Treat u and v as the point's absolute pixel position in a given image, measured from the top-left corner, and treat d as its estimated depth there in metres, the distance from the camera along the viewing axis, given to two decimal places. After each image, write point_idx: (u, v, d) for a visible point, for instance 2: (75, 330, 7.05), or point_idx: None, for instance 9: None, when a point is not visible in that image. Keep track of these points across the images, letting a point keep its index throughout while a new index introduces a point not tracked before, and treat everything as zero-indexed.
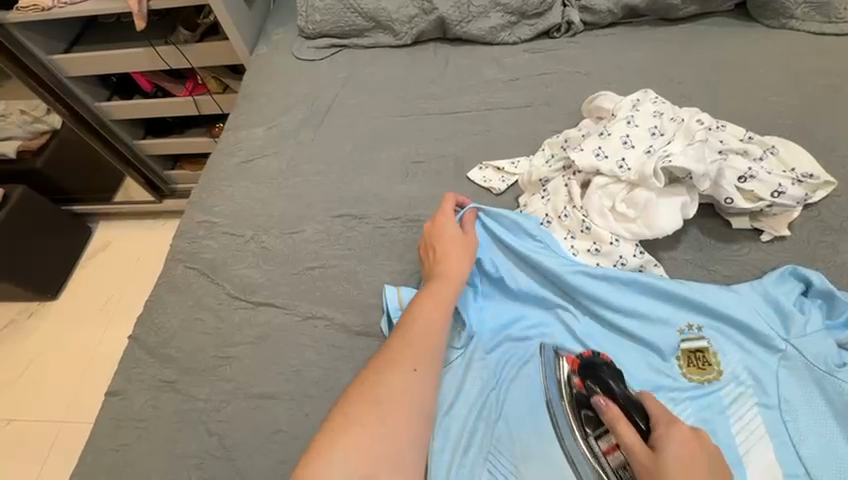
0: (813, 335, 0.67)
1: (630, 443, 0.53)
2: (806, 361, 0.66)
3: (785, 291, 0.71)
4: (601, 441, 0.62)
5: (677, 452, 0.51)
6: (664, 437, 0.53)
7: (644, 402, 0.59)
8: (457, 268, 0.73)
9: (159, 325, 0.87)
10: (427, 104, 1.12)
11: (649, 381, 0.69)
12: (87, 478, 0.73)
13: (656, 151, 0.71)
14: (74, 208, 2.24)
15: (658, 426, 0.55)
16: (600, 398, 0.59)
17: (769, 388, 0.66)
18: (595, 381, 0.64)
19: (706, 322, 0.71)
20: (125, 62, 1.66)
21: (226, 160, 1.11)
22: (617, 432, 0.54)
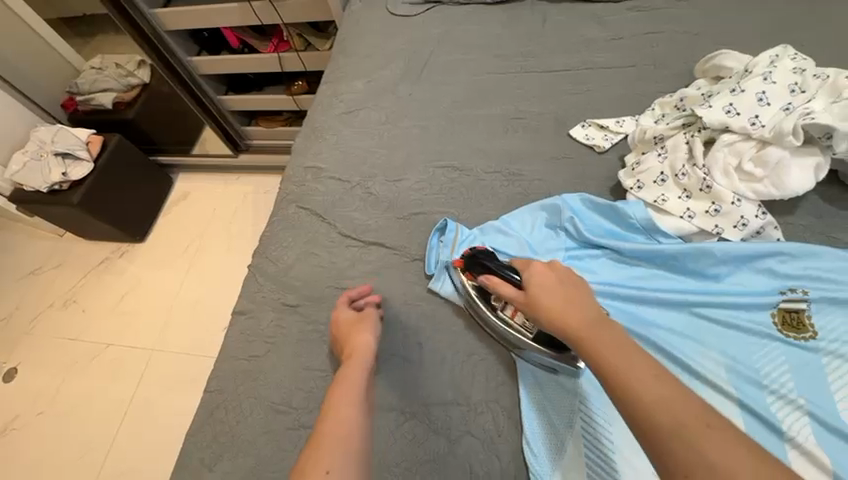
0: None
1: (509, 294, 0.67)
2: None
3: None
4: (506, 310, 0.75)
5: (539, 278, 0.65)
6: (528, 275, 0.67)
7: (515, 265, 0.72)
8: (360, 344, 0.74)
9: (277, 258, 0.95)
10: (526, 63, 1.12)
11: (739, 334, 0.69)
12: (223, 380, 0.83)
13: (796, 109, 0.68)
14: (161, 158, 2.41)
15: (522, 271, 0.69)
16: (482, 277, 0.73)
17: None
18: (479, 269, 0.76)
19: (803, 282, 0.70)
20: (220, 17, 1.74)
21: (328, 112, 1.17)
22: (498, 291, 0.69)
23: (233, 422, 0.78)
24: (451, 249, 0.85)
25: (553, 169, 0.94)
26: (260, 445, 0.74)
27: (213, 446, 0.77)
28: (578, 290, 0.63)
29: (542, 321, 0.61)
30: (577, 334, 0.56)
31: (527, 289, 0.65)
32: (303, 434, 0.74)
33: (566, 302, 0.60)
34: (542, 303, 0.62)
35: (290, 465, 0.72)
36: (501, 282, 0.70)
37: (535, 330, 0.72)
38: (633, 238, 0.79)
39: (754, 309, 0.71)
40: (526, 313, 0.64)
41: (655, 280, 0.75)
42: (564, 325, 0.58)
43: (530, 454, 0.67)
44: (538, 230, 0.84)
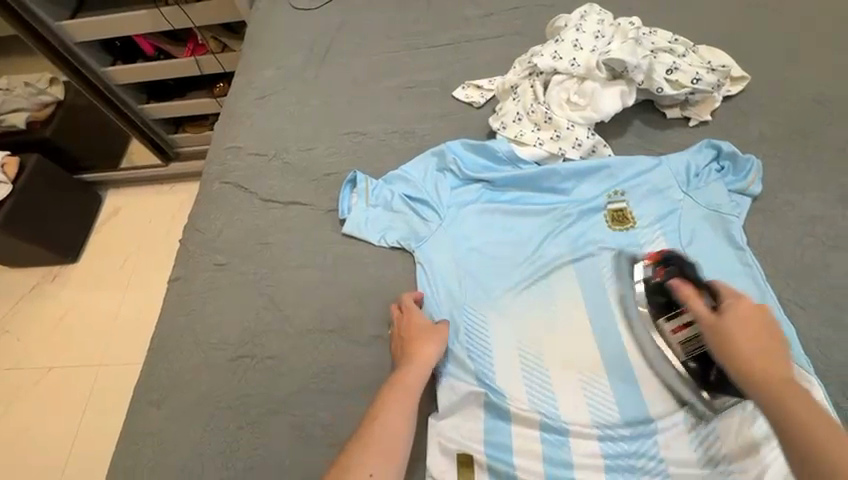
0: (702, 189, 0.89)
1: (699, 312, 0.70)
2: (698, 206, 0.88)
3: (691, 162, 0.91)
4: (669, 323, 0.76)
5: (737, 313, 0.67)
6: (727, 305, 0.69)
7: (714, 287, 0.73)
8: (428, 357, 0.76)
9: (205, 228, 1.05)
10: (414, 41, 1.29)
11: (579, 231, 0.89)
12: (164, 336, 0.92)
13: (598, 50, 0.89)
14: (85, 176, 2.35)
15: (723, 297, 0.70)
16: (674, 282, 0.75)
17: (676, 232, 0.86)
18: (671, 269, 0.78)
19: (623, 185, 0.91)
20: (131, 25, 1.78)
21: (243, 99, 1.27)
22: (690, 305, 0.71)
23: (176, 367, 0.87)
24: (363, 197, 0.99)
25: (441, 124, 1.10)
26: (203, 379, 0.84)
27: (159, 389, 0.85)
28: (766, 338, 0.65)
29: (720, 348, 0.65)
30: (761, 376, 0.61)
31: (722, 314, 0.68)
32: (241, 363, 0.85)
33: (758, 340, 0.64)
34: (733, 332, 0.66)
35: (231, 389, 0.82)
36: (698, 295, 0.72)
37: (692, 355, 0.73)
38: (502, 168, 0.96)
39: (592, 211, 0.90)
40: (709, 335, 0.68)
41: (519, 200, 0.94)
42: (745, 361, 0.63)
43: None
44: (430, 174, 0.99)
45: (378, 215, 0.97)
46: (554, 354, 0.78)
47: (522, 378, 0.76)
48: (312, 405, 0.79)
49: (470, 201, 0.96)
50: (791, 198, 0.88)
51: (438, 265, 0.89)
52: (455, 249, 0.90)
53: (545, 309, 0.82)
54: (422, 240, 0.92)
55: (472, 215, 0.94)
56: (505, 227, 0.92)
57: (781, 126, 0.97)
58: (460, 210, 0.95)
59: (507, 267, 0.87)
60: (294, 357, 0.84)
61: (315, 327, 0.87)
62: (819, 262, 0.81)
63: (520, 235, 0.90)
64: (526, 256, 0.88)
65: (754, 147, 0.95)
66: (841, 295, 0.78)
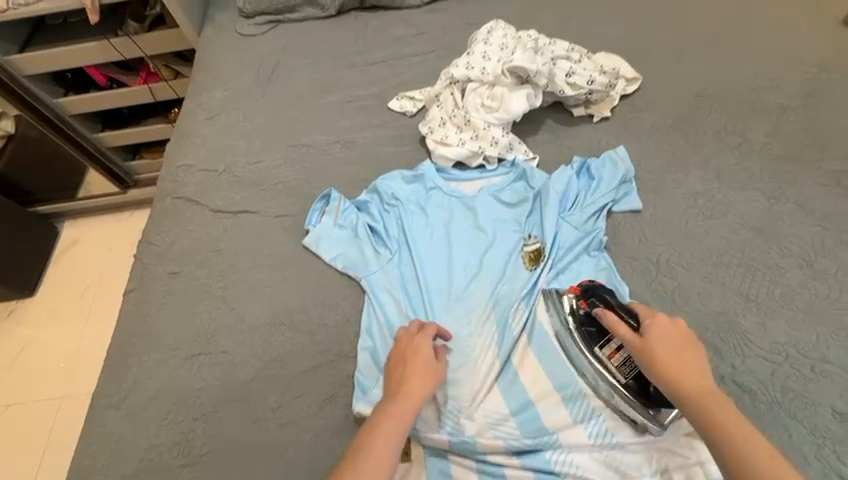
0: (603, 182, 0.99)
1: (626, 337, 0.74)
2: (602, 198, 0.98)
3: (593, 163, 1.03)
4: (604, 349, 0.79)
5: (658, 332, 0.73)
6: (649, 325, 0.74)
7: (633, 309, 0.78)
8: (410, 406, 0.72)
9: (158, 241, 1.10)
10: (353, 60, 1.40)
11: (501, 232, 0.97)
12: (120, 344, 0.96)
13: (503, 59, 1.03)
14: (40, 208, 2.31)
15: (644, 318, 0.75)
16: (599, 310, 0.79)
17: (585, 233, 0.95)
18: (595, 299, 0.81)
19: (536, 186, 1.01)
20: (81, 57, 1.83)
21: (193, 120, 1.34)
22: (615, 330, 0.76)
23: (132, 371, 0.91)
24: (333, 217, 1.03)
25: (378, 133, 1.21)
26: (159, 379, 0.89)
27: (117, 393, 0.89)
28: (690, 358, 0.70)
29: (650, 369, 0.71)
30: (695, 396, 0.67)
31: (646, 335, 0.73)
32: (195, 361, 0.90)
33: (682, 363, 0.70)
34: (658, 355, 0.71)
35: (185, 386, 0.87)
36: (618, 318, 0.77)
37: (631, 375, 0.76)
38: (427, 182, 1.05)
39: (507, 216, 0.99)
40: (638, 357, 0.73)
41: (444, 211, 1.02)
42: (680, 384, 0.68)
43: (367, 355, 0.86)
44: (368, 195, 1.06)
45: (338, 237, 1.01)
46: (485, 356, 0.84)
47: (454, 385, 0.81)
48: (262, 393, 0.85)
49: (400, 225, 1.01)
50: (678, 178, 1.02)
51: (374, 288, 0.94)
52: (389, 272, 0.96)
53: (475, 317, 0.88)
54: (357, 267, 0.97)
55: (403, 239, 1.00)
56: (435, 245, 0.98)
57: (669, 118, 1.13)
58: (390, 235, 1.00)
59: (440, 283, 0.93)
60: (245, 351, 0.90)
61: (265, 321, 0.93)
62: (700, 229, 0.95)
63: (449, 251, 0.96)
64: (457, 270, 0.94)
65: (648, 136, 1.10)
66: (718, 255, 0.91)
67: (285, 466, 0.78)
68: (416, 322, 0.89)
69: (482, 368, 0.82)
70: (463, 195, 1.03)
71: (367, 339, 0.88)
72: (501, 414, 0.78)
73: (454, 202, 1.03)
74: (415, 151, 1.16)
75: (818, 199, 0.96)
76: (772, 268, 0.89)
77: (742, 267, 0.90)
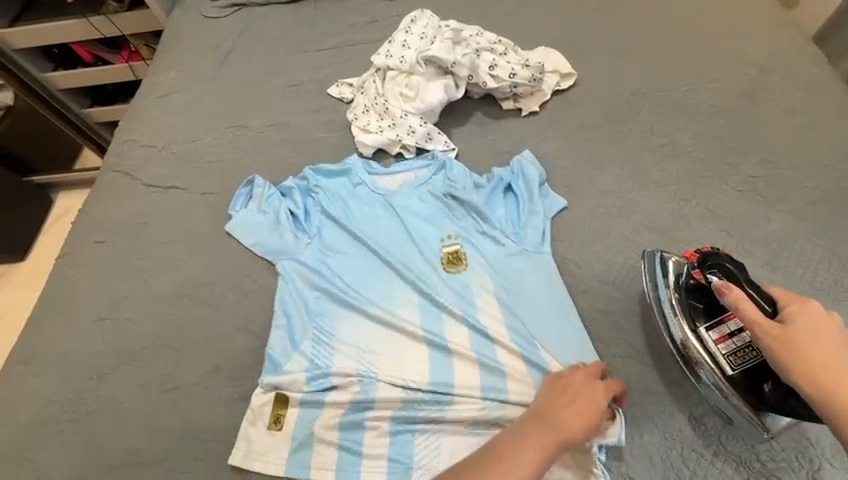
0: (520, 182, 0.98)
1: (760, 321, 0.66)
2: (517, 196, 0.97)
3: (515, 168, 1.01)
4: (711, 332, 0.75)
5: (803, 323, 0.64)
6: (791, 313, 0.66)
7: (769, 292, 0.70)
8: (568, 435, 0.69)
9: (93, 211, 1.16)
10: (304, 45, 1.42)
11: (417, 227, 0.98)
12: (42, 305, 1.02)
13: (421, 49, 1.03)
14: (35, 178, 2.41)
15: (785, 304, 0.67)
16: (721, 284, 0.70)
17: (503, 230, 0.93)
18: (718, 270, 0.73)
19: (455, 180, 1.01)
20: (64, 34, 1.92)
21: (146, 99, 1.39)
22: (743, 310, 0.67)
23: (46, 330, 0.97)
24: (258, 203, 1.05)
25: (313, 118, 1.23)
26: (68, 339, 0.95)
27: (28, 349, 0.95)
28: (842, 355, 0.62)
29: (792, 368, 0.62)
30: (844, 410, 0.59)
31: (788, 325, 0.65)
32: (102, 324, 0.95)
33: (836, 360, 0.61)
34: (803, 349, 0.63)
35: (90, 347, 0.93)
36: (749, 299, 0.68)
37: (739, 368, 0.72)
38: (349, 175, 1.06)
39: (426, 210, 1.00)
40: (773, 350, 0.64)
41: (364, 203, 1.03)
42: (831, 387, 0.60)
43: (274, 337, 0.88)
44: (293, 182, 1.06)
45: (259, 223, 1.02)
46: (383, 348, 0.85)
47: (359, 371, 0.83)
48: (156, 358, 0.89)
49: (323, 214, 1.02)
50: (593, 176, 1.01)
51: (288, 274, 0.95)
52: (307, 260, 0.96)
53: (381, 308, 0.89)
54: (277, 253, 0.98)
55: (325, 228, 1.00)
56: (354, 235, 0.98)
57: (598, 115, 1.11)
58: (313, 224, 1.01)
59: (354, 272, 0.94)
60: (148, 318, 0.95)
61: (172, 292, 0.98)
62: (604, 228, 0.94)
63: (368, 242, 0.97)
64: (374, 261, 0.95)
65: (573, 133, 1.09)
66: (615, 255, 0.90)
67: (163, 427, 0.82)
68: (326, 309, 0.90)
69: (385, 357, 0.84)
70: (388, 189, 1.04)
71: (275, 323, 0.90)
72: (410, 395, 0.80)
73: (378, 194, 1.03)
74: (344, 137, 1.17)
75: (728, 204, 0.94)
76: None
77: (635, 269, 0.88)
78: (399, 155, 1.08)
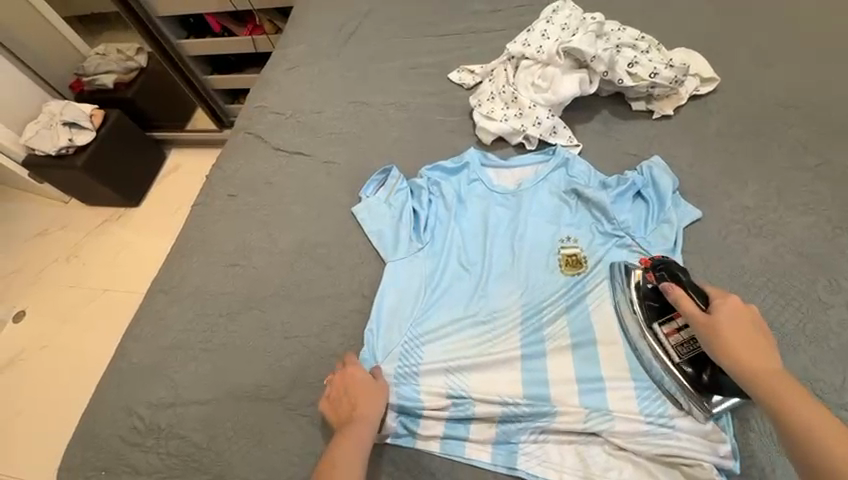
0: (659, 193, 0.93)
1: (693, 315, 0.71)
2: (655, 208, 0.92)
3: (655, 173, 0.95)
4: (663, 327, 0.78)
5: (730, 314, 0.69)
6: (720, 305, 0.70)
7: (705, 289, 0.74)
8: (367, 408, 0.77)
9: (226, 167, 1.26)
10: (426, 29, 1.45)
11: (539, 228, 0.96)
12: (180, 245, 1.14)
13: (562, 40, 1.02)
14: (156, 134, 2.65)
15: (714, 297, 0.71)
16: (667, 286, 0.75)
17: (631, 237, 0.90)
18: (664, 272, 0.78)
19: (584, 184, 0.98)
20: (203, 5, 2.13)
21: (275, 70, 1.49)
22: (682, 307, 0.72)
23: (184, 267, 1.08)
24: (388, 191, 1.07)
25: (432, 100, 1.25)
26: (201, 279, 1.05)
27: (168, 282, 1.07)
28: (757, 340, 0.67)
29: (716, 349, 0.67)
30: (761, 384, 0.63)
31: (715, 315, 0.69)
32: (232, 270, 1.05)
33: (753, 343, 0.66)
34: (727, 335, 0.67)
35: (221, 289, 1.03)
36: (688, 298, 0.73)
37: (686, 356, 0.75)
38: (473, 171, 1.06)
39: (550, 214, 0.98)
40: (703, 338, 0.69)
41: (487, 201, 1.03)
42: (747, 364, 0.64)
43: (390, 324, 0.90)
44: (416, 177, 1.08)
45: (382, 211, 1.04)
46: (503, 346, 0.84)
47: (478, 362, 0.83)
48: (276, 307, 0.97)
49: (444, 210, 1.03)
50: (730, 189, 0.95)
51: (407, 267, 0.96)
52: (426, 252, 0.98)
53: (500, 309, 0.88)
54: (397, 243, 1.00)
55: (442, 224, 1.02)
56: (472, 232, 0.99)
57: (741, 124, 1.03)
58: (431, 219, 1.02)
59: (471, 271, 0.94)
60: (273, 271, 1.03)
61: (293, 249, 1.05)
62: (740, 246, 0.87)
63: (486, 238, 0.97)
64: (490, 258, 0.95)
65: (711, 141, 1.02)
66: (749, 276, 0.84)
67: (283, 370, 0.89)
68: (440, 302, 0.91)
69: (501, 356, 0.83)
70: (507, 188, 1.03)
71: (391, 310, 0.92)
72: (515, 393, 0.79)
73: (498, 192, 1.03)
74: (463, 121, 1.18)
75: None
76: (811, 301, 0.80)
77: (774, 294, 0.82)
78: (519, 145, 1.08)
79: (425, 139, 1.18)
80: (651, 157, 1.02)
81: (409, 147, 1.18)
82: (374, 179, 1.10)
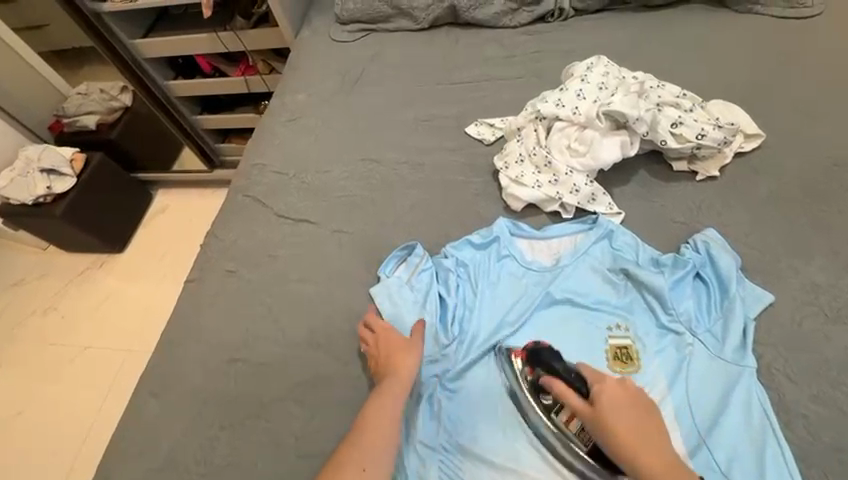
0: (719, 272, 0.83)
1: (580, 410, 0.70)
2: (716, 291, 0.82)
3: (712, 247, 0.85)
4: (560, 414, 0.75)
5: (610, 398, 0.69)
6: (600, 392, 0.70)
7: (583, 373, 0.74)
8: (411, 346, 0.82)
9: (224, 236, 1.14)
10: (437, 76, 1.35)
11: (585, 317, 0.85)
12: (172, 332, 1.00)
13: (601, 101, 0.94)
14: (141, 175, 2.50)
15: (592, 384, 0.71)
16: (546, 378, 0.74)
17: (694, 328, 0.80)
18: (540, 366, 0.77)
19: (631, 263, 0.88)
20: (192, 46, 1.99)
21: (274, 121, 1.37)
22: (568, 403, 0.71)
23: (177, 363, 0.95)
24: (409, 273, 0.95)
25: (450, 158, 1.15)
26: (199, 378, 0.91)
27: (160, 381, 0.93)
28: (644, 421, 0.68)
29: (616, 452, 0.66)
30: (656, 469, 0.62)
31: (598, 407, 0.69)
32: (233, 366, 0.92)
33: (638, 431, 0.66)
34: (616, 428, 0.67)
35: (221, 391, 0.89)
36: (570, 392, 0.72)
37: (590, 444, 0.72)
38: (504, 249, 0.95)
39: (596, 297, 0.87)
40: (598, 433, 0.68)
41: (523, 283, 0.92)
42: (630, 449, 0.65)
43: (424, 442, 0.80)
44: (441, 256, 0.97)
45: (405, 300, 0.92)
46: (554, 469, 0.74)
47: None
48: (288, 416, 0.84)
49: (473, 295, 0.92)
50: (795, 264, 0.85)
51: (438, 370, 0.86)
52: (457, 348, 0.87)
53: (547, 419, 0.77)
54: (424, 338, 0.88)
55: (472, 312, 0.90)
56: (507, 320, 0.88)
57: (795, 186, 0.94)
58: (459, 307, 0.91)
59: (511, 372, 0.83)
60: (281, 368, 0.89)
61: (303, 340, 0.92)
62: (819, 335, 0.77)
63: (522, 329, 0.86)
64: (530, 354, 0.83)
65: (764, 206, 0.93)
66: (837, 372, 0.73)
67: None
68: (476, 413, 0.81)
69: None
70: (543, 264, 0.93)
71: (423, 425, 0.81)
72: None
73: (532, 270, 0.93)
74: (487, 184, 1.08)
75: None
76: None
77: None
78: (553, 212, 0.98)
79: (445, 205, 1.07)
80: (705, 230, 0.91)
81: (427, 213, 1.06)
82: (393, 257, 0.97)
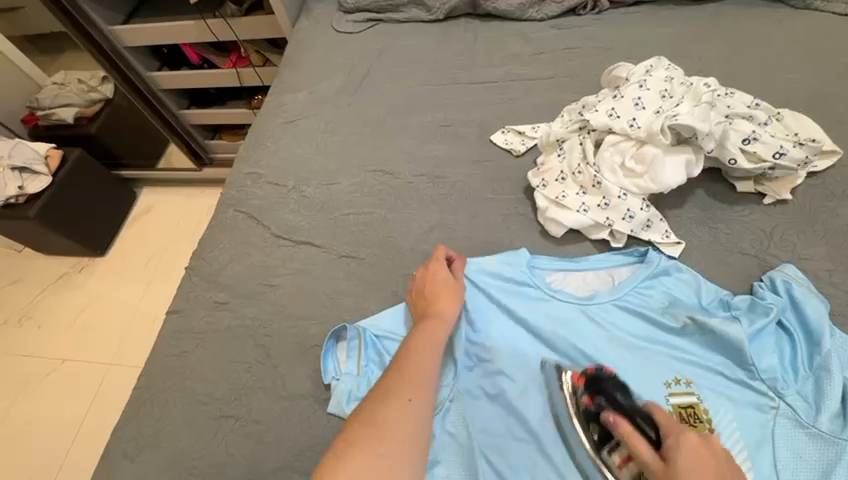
0: (803, 322, 0.71)
1: (646, 459, 0.53)
2: (800, 344, 0.70)
3: (795, 290, 0.72)
4: (612, 454, 0.64)
5: (690, 461, 0.50)
6: (675, 445, 0.52)
7: (653, 416, 0.57)
8: (427, 352, 0.69)
9: (211, 260, 0.98)
10: (454, 74, 1.19)
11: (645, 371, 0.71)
12: (153, 377, 0.86)
13: (665, 112, 0.80)
14: (123, 173, 2.30)
15: (668, 434, 0.54)
16: (609, 414, 0.60)
17: (778, 390, 0.67)
18: (600, 395, 0.64)
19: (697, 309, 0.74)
20: (177, 34, 1.80)
21: (270, 123, 1.21)
22: (629, 444, 0.55)
23: (160, 418, 0.81)
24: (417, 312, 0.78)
25: (474, 171, 1.00)
26: (187, 438, 0.78)
27: (141, 441, 0.80)
28: None
29: None
30: None
31: (674, 462, 0.51)
32: (223, 424, 0.79)
33: None
34: None
35: (212, 455, 0.76)
36: (632, 430, 0.56)
37: None
38: (534, 282, 0.80)
39: (657, 347, 0.73)
40: None
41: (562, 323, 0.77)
42: None
43: None
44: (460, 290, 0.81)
45: None
46: None
47: None
48: None
49: (502, 338, 0.77)
50: None
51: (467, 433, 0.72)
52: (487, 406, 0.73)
53: None
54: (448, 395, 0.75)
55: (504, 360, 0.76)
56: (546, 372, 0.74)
57: None
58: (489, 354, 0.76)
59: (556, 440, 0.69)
60: (282, 427, 0.77)
61: (308, 393, 0.79)
62: None
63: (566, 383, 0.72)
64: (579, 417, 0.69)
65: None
66: None
67: None
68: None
69: None
70: (580, 302, 0.79)
71: None
72: None
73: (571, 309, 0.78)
74: (518, 203, 0.93)
75: None
76: None
77: None
78: (602, 240, 0.84)
79: (470, 227, 0.92)
80: (780, 266, 0.78)
81: (450, 237, 0.92)
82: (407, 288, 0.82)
